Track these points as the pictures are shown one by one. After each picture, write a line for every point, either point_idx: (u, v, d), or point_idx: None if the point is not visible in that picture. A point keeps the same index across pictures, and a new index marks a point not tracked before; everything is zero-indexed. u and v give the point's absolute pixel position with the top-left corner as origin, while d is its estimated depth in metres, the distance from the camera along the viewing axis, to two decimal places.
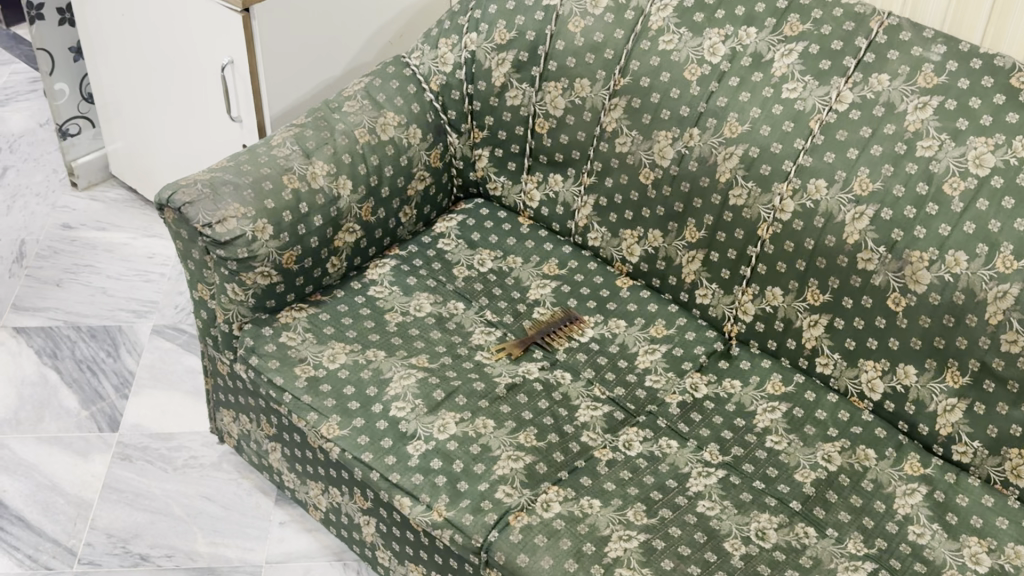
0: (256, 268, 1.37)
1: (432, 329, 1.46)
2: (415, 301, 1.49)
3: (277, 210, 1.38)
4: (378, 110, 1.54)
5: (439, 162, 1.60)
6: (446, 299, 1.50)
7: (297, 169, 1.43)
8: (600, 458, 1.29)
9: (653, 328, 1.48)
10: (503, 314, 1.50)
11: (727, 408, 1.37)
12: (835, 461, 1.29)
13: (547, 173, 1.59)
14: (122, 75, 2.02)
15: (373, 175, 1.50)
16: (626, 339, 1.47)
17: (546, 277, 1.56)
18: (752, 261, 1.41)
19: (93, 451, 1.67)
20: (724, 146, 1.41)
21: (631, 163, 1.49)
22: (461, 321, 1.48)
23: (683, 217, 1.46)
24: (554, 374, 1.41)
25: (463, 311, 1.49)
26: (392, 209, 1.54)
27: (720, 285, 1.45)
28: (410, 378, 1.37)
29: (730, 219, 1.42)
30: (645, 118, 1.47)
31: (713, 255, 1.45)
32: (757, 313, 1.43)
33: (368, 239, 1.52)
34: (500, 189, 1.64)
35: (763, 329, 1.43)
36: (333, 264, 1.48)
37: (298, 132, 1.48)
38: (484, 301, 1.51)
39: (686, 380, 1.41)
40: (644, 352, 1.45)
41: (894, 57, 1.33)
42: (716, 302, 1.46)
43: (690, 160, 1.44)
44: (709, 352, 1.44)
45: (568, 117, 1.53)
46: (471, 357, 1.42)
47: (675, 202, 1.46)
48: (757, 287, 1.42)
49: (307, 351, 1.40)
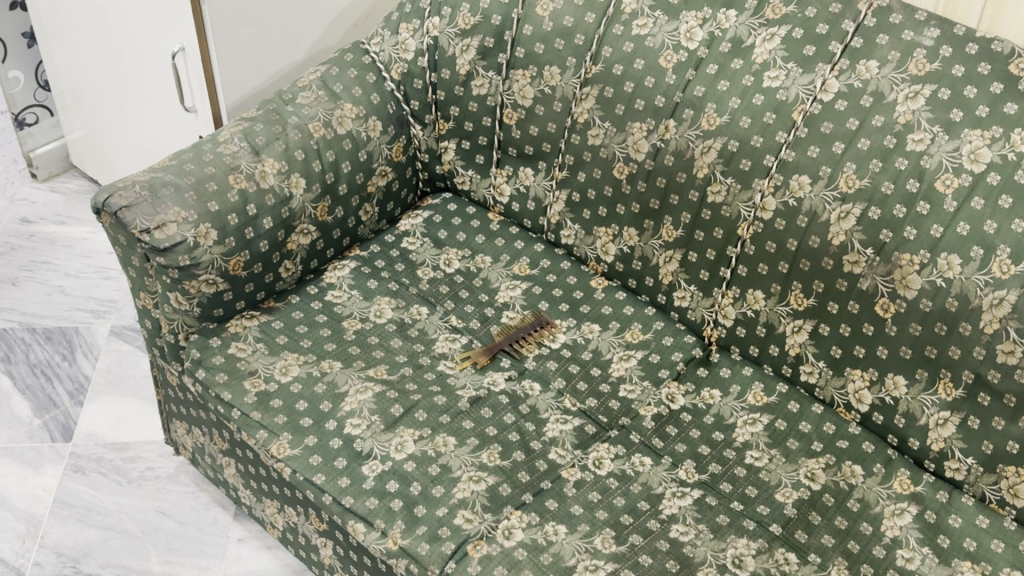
0: (200, 276, 1.28)
1: (393, 337, 1.37)
2: (375, 306, 1.40)
3: (221, 213, 1.29)
4: (335, 102, 1.44)
5: (402, 156, 1.50)
6: (408, 304, 1.42)
7: (244, 168, 1.33)
8: (568, 478, 1.21)
9: (628, 333, 1.39)
10: (469, 318, 1.41)
11: (706, 420, 1.28)
12: (820, 480, 1.21)
13: (516, 167, 1.49)
14: (77, 62, 1.92)
15: (329, 172, 1.41)
16: (599, 345, 1.38)
17: (516, 277, 1.47)
18: (732, 262, 1.32)
19: (44, 462, 1.59)
20: (701, 139, 1.31)
21: (604, 157, 1.40)
22: (423, 327, 1.39)
23: (659, 215, 1.37)
24: (522, 385, 1.33)
25: (426, 316, 1.40)
26: (351, 208, 1.45)
27: (698, 287, 1.36)
28: (367, 393, 1.29)
29: (709, 218, 1.32)
30: (618, 108, 1.37)
31: (691, 255, 1.36)
32: (738, 317, 1.34)
33: (325, 240, 1.42)
34: (468, 183, 1.54)
35: (745, 335, 1.34)
36: (287, 268, 1.38)
37: (248, 128, 1.39)
38: (450, 305, 1.43)
39: (661, 390, 1.32)
40: (618, 360, 1.36)
41: (884, 41, 1.23)
42: (695, 304, 1.37)
43: (666, 154, 1.34)
44: (687, 359, 1.35)
45: (537, 107, 1.43)
46: (433, 367, 1.34)
47: (651, 199, 1.37)
48: (737, 289, 1.33)
49: (259, 363, 1.32)
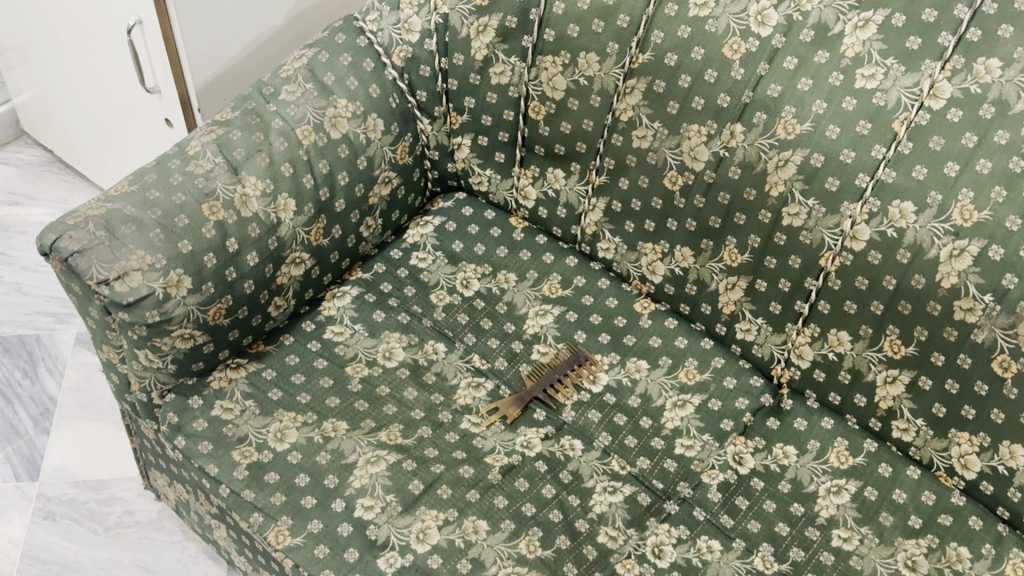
0: (173, 332, 1.06)
1: (407, 385, 1.16)
2: (384, 345, 1.19)
3: (196, 254, 1.06)
4: (326, 97, 1.19)
5: (408, 157, 1.26)
6: (422, 340, 1.20)
7: (221, 194, 1.10)
8: (624, 573, 1.02)
9: (683, 372, 1.18)
10: (494, 356, 1.20)
11: (781, 489, 1.09)
12: (922, 569, 1.02)
13: (544, 167, 1.26)
14: (17, 22, 1.64)
15: (322, 186, 1.17)
16: (649, 388, 1.18)
17: (547, 300, 1.25)
18: (811, 296, 1.10)
19: (10, 508, 1.39)
20: (776, 150, 1.08)
21: (653, 163, 1.17)
22: (442, 371, 1.18)
23: (721, 235, 1.14)
24: (560, 444, 1.13)
25: (444, 355, 1.19)
26: (349, 225, 1.22)
27: (767, 321, 1.15)
28: (379, 464, 1.08)
29: (784, 243, 1.10)
30: (671, 107, 1.13)
31: (759, 284, 1.14)
32: (816, 359, 1.13)
33: (321, 266, 1.20)
34: (486, 184, 1.31)
35: (824, 379, 1.13)
36: (278, 305, 1.16)
37: (223, 137, 1.14)
38: (471, 339, 1.21)
39: (726, 450, 1.12)
40: (672, 408, 1.16)
41: (1007, 34, 0.96)
42: (763, 340, 1.16)
43: (731, 164, 1.11)
44: (755, 409, 1.15)
45: (570, 100, 1.19)
46: (455, 427, 1.13)
47: (711, 217, 1.14)
48: (816, 328, 1.11)
49: (249, 427, 1.11)
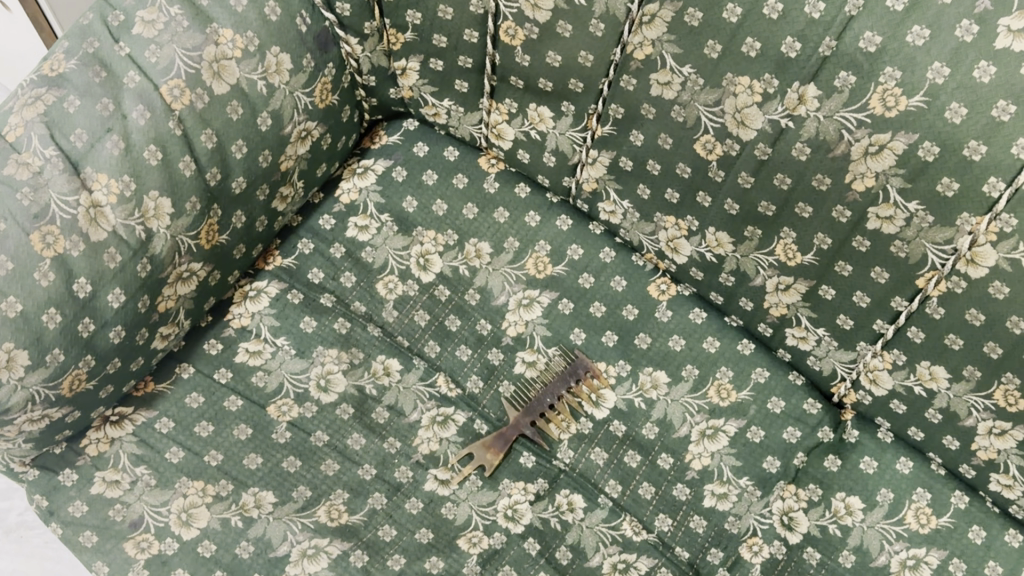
0: (15, 418, 0.76)
1: (351, 428, 0.87)
2: (317, 369, 0.89)
3: (30, 315, 0.73)
4: (201, 29, 0.79)
5: (333, 95, 0.90)
6: (367, 358, 0.90)
7: (58, 212, 0.75)
8: None
9: (714, 389, 0.90)
10: (465, 375, 0.91)
11: (843, 563, 0.84)
12: None
13: (524, 104, 0.90)
14: None
15: (209, 167, 0.82)
16: (668, 414, 0.90)
17: (532, 283, 0.94)
18: (898, 318, 0.80)
19: None
20: (867, 129, 0.73)
21: (680, 122, 0.82)
22: (396, 403, 0.89)
23: (774, 225, 0.82)
24: (556, 505, 0.86)
25: (399, 379, 0.90)
26: (256, 206, 0.88)
27: (831, 334, 0.85)
28: (319, 559, 0.81)
29: (867, 251, 0.78)
30: (710, 48, 0.76)
31: (824, 292, 0.83)
32: (896, 388, 0.84)
33: (223, 267, 0.87)
34: (444, 116, 0.96)
35: (905, 412, 0.85)
36: (166, 333, 0.85)
37: (54, 110, 0.76)
38: (434, 350, 0.91)
39: (771, 509, 0.87)
40: (699, 440, 0.89)
41: None
42: (823, 354, 0.87)
43: (796, 140, 0.77)
44: (809, 445, 0.88)
45: (560, 24, 0.81)
46: (417, 491, 0.86)
47: (762, 202, 0.81)
48: (900, 355, 0.82)
49: (144, 506, 0.83)
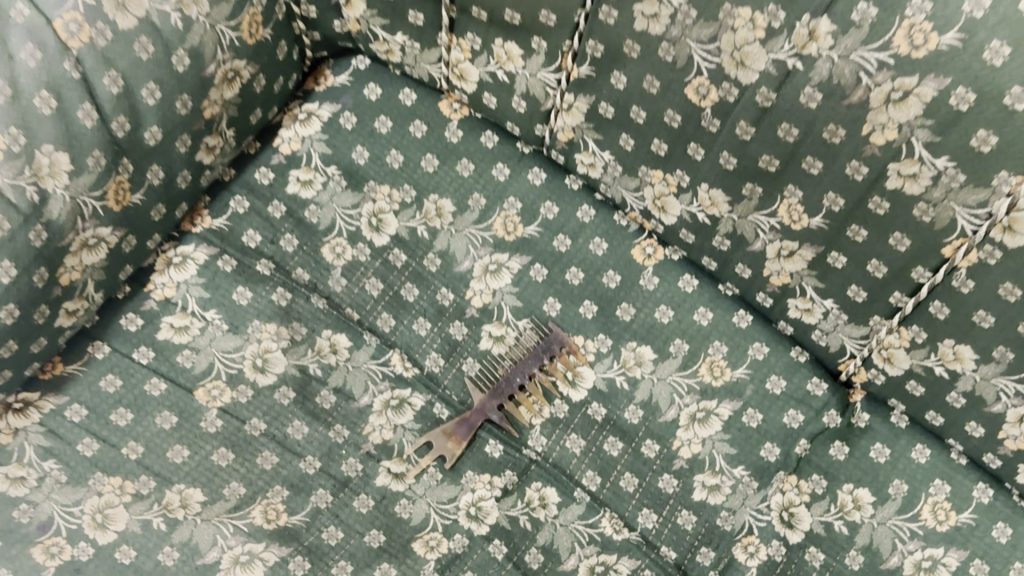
0: None
1: (292, 415, 0.77)
2: (253, 347, 0.78)
3: None
4: None
5: (265, 29, 0.78)
6: (311, 333, 0.79)
7: None
8: None
9: (705, 367, 0.79)
10: (423, 352, 0.80)
11: (850, 565, 0.74)
12: None
13: (488, 40, 0.77)
14: None
15: (116, 116, 0.69)
16: (653, 395, 0.79)
17: (500, 247, 0.82)
18: (918, 291, 0.69)
19: None
20: (890, 72, 0.60)
21: (669, 62, 0.69)
22: (344, 385, 0.78)
23: (776, 182, 0.71)
24: (526, 501, 0.76)
25: (348, 357, 0.79)
26: (177, 161, 0.76)
27: (841, 307, 0.74)
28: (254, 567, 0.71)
29: (886, 213, 0.67)
30: None
31: (834, 259, 0.72)
32: (913, 369, 0.73)
33: (140, 232, 0.76)
34: (398, 54, 0.83)
35: (923, 395, 0.74)
36: (72, 309, 0.74)
37: None
38: (387, 324, 0.80)
39: (769, 504, 0.77)
40: (688, 425, 0.79)
41: None
42: (830, 328, 0.76)
43: (804, 84, 0.65)
44: (812, 432, 0.78)
45: None
46: (367, 486, 0.75)
47: (762, 156, 0.70)
48: (919, 332, 0.71)
49: (53, 506, 0.71)
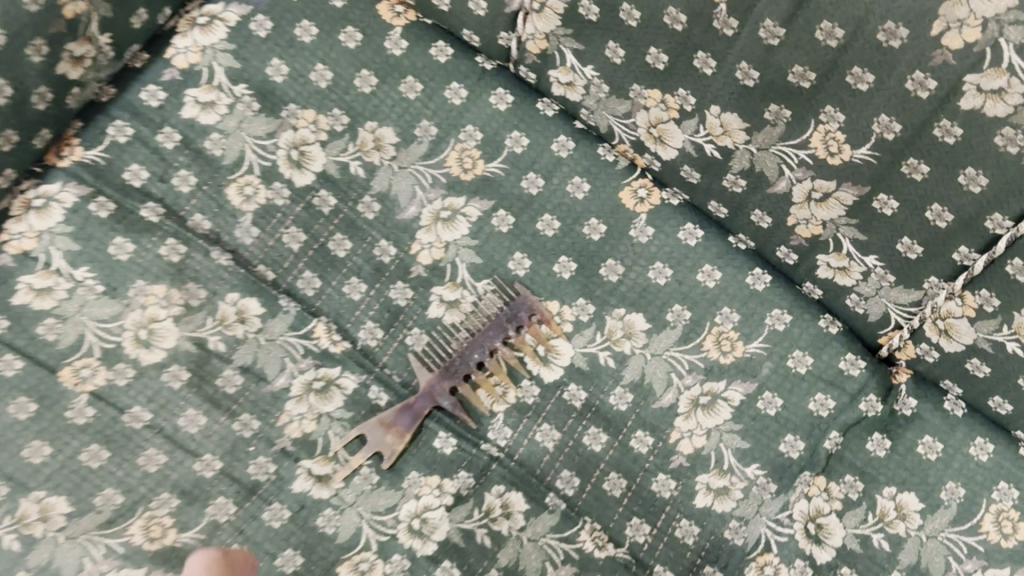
0: None
1: (185, 402, 0.61)
2: (135, 316, 0.61)
3: None
4: None
5: None
6: (212, 298, 0.62)
7: None
8: None
9: (711, 341, 0.63)
10: (357, 321, 0.63)
11: None
12: None
13: None
14: None
15: None
16: (646, 375, 0.63)
17: (455, 188, 0.65)
18: (994, 246, 0.53)
19: None
20: None
21: None
22: (254, 363, 0.62)
23: (810, 103, 0.54)
24: (485, 511, 0.60)
25: (259, 329, 0.62)
26: (30, 74, 0.58)
27: (887, 265, 0.58)
28: None
29: (957, 143, 0.50)
30: None
31: (881, 205, 0.56)
32: (978, 345, 0.57)
33: None
34: None
35: (987, 377, 0.58)
36: None
37: None
38: (311, 286, 0.64)
39: (792, 514, 0.61)
40: (689, 414, 0.63)
41: None
42: (871, 292, 0.60)
43: None
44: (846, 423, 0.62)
45: None
46: (281, 493, 0.59)
47: (793, 68, 0.53)
48: (990, 298, 0.55)
49: None
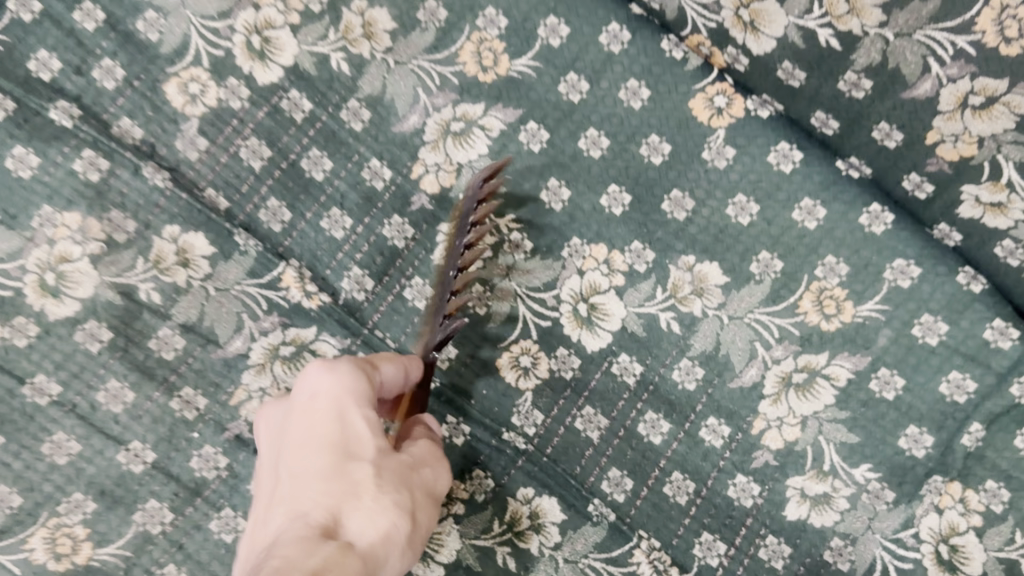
0: None
1: (106, 370, 0.45)
2: (40, 253, 0.45)
3: None
4: None
5: None
6: (144, 233, 0.46)
7: None
8: None
9: (809, 301, 0.47)
10: (339, 267, 0.47)
11: None
12: None
13: None
14: None
15: None
16: (722, 345, 0.48)
17: (473, 92, 0.49)
18: None
19: None
20: None
21: None
22: (200, 321, 0.46)
23: None
24: (510, 524, 0.46)
25: (208, 275, 0.46)
26: None
27: None
28: None
29: None
30: None
31: None
32: None
33: None
34: None
35: None
36: None
37: None
38: (279, 220, 0.48)
39: (916, 533, 0.46)
40: (782, 399, 0.47)
41: None
42: None
43: None
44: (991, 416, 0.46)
45: None
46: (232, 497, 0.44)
47: None
48: None
49: None
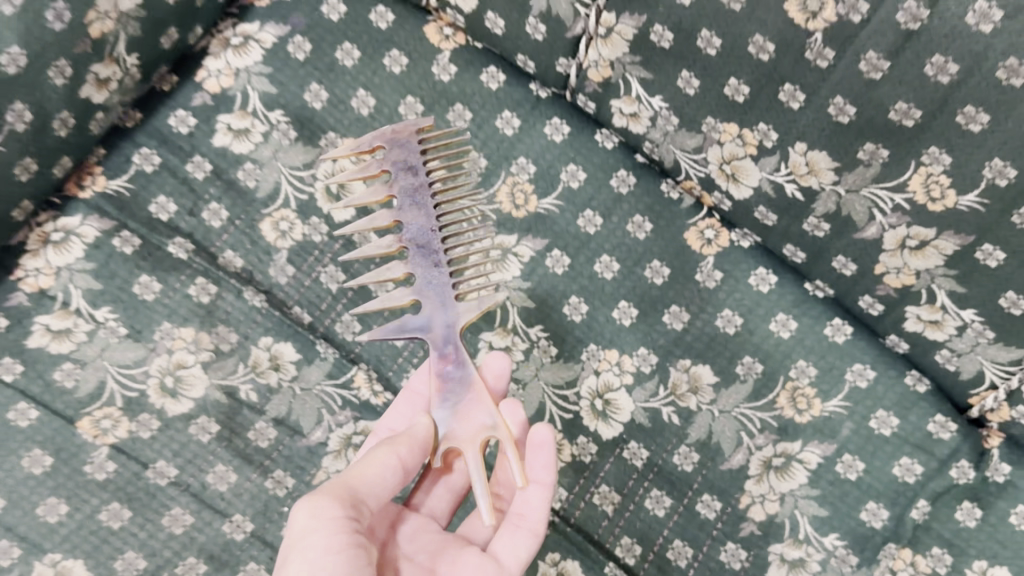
0: None
1: (214, 455, 0.55)
2: (161, 361, 0.56)
3: None
4: None
5: None
6: (243, 343, 0.57)
7: None
8: None
9: (785, 397, 0.58)
10: (399, 369, 0.58)
11: None
12: None
13: None
14: None
15: None
16: (713, 434, 0.58)
17: (507, 225, 0.61)
18: None
19: None
20: None
21: None
22: (289, 415, 0.56)
23: (914, 142, 0.48)
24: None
25: (295, 377, 0.57)
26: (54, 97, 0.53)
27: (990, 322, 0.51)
28: None
29: None
30: None
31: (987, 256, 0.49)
32: None
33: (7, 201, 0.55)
34: None
35: None
36: None
37: None
38: (351, 331, 0.58)
39: None
40: (763, 479, 0.57)
41: None
42: (967, 348, 0.53)
43: None
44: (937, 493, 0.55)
45: None
46: None
47: (895, 104, 0.47)
48: None
49: None
